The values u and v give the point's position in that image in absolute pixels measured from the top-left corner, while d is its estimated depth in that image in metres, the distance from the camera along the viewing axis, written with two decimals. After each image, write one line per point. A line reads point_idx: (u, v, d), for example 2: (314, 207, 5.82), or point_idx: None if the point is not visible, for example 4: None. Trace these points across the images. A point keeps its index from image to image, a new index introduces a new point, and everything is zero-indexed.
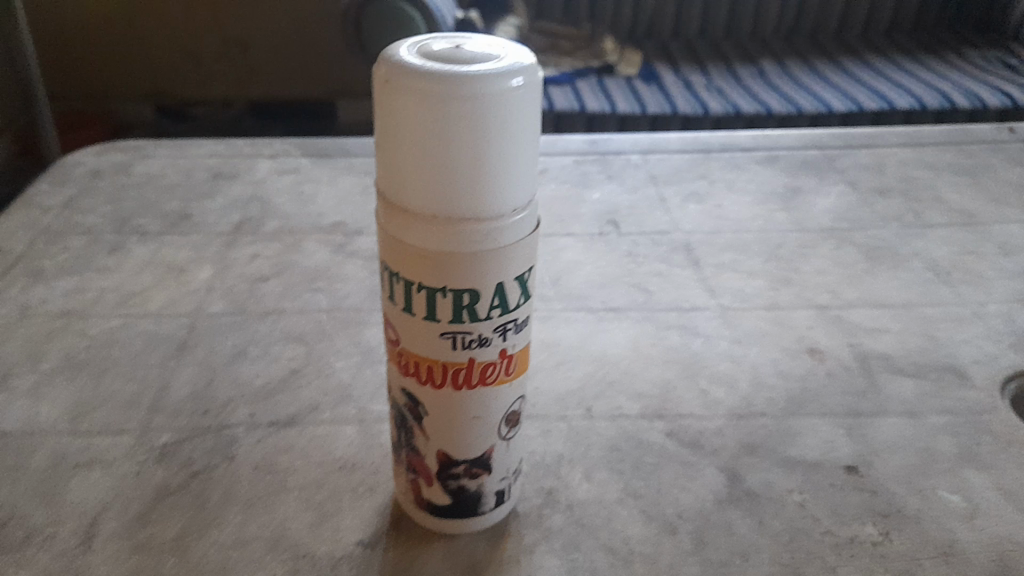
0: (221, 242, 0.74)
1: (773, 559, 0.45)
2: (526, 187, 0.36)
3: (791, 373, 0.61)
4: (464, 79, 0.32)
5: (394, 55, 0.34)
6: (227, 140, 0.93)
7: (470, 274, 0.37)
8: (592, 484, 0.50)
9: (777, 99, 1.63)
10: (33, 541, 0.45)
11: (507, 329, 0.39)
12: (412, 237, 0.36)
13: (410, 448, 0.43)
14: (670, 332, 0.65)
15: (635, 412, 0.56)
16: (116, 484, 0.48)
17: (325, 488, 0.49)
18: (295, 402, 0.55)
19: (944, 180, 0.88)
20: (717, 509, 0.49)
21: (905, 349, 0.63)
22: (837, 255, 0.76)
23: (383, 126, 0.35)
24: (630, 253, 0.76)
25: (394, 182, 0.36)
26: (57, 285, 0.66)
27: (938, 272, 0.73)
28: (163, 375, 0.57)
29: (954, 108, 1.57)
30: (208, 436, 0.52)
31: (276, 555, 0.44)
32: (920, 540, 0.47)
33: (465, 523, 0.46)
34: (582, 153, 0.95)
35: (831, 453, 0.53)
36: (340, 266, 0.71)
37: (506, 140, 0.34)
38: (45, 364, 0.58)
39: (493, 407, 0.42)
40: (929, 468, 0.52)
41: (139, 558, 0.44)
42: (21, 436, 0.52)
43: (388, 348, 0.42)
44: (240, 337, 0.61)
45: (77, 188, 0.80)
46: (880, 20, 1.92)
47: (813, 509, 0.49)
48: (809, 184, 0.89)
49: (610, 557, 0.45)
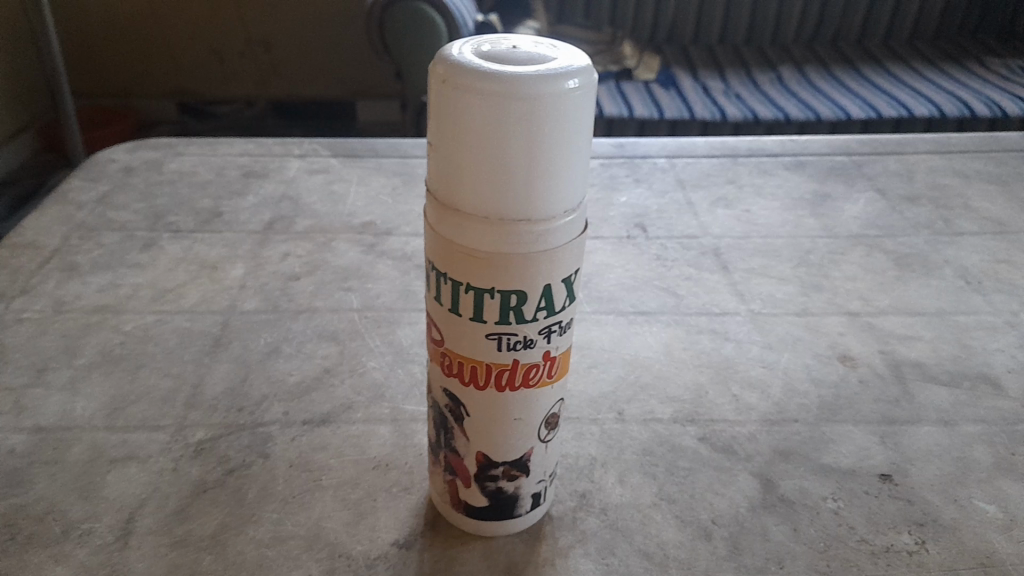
0: (253, 240, 0.74)
1: (809, 566, 0.45)
2: (577, 190, 0.36)
3: (825, 379, 0.60)
4: (523, 81, 0.32)
5: (450, 55, 0.34)
6: (257, 139, 0.93)
7: (519, 275, 0.37)
8: (625, 488, 0.50)
9: (796, 105, 1.62)
10: (72, 536, 0.45)
11: (551, 332, 0.39)
12: (462, 238, 0.36)
13: (449, 448, 0.43)
14: (701, 336, 0.65)
15: (668, 416, 0.56)
16: (153, 480, 0.49)
17: (361, 486, 0.49)
18: (329, 400, 0.56)
19: (975, 188, 0.88)
20: (752, 515, 0.48)
21: (937, 357, 0.63)
22: (867, 262, 0.76)
23: (437, 125, 0.35)
24: (659, 256, 0.76)
25: (446, 182, 0.36)
26: (92, 281, 0.67)
27: (970, 280, 0.72)
28: (199, 371, 0.57)
29: (975, 116, 1.56)
30: (244, 433, 0.52)
31: (313, 554, 0.44)
32: (957, 549, 0.46)
33: (500, 525, 0.45)
34: (609, 156, 0.95)
35: (865, 460, 0.53)
36: (371, 265, 0.71)
37: (560, 142, 0.34)
38: (81, 359, 0.58)
39: (535, 409, 0.42)
40: (965, 477, 0.51)
41: (177, 555, 0.44)
42: (58, 430, 0.52)
43: (430, 348, 0.42)
44: (274, 335, 0.62)
45: (110, 185, 0.81)
46: (901, 28, 1.91)
47: (849, 517, 0.48)
48: (838, 190, 0.88)
49: (646, 561, 0.45)
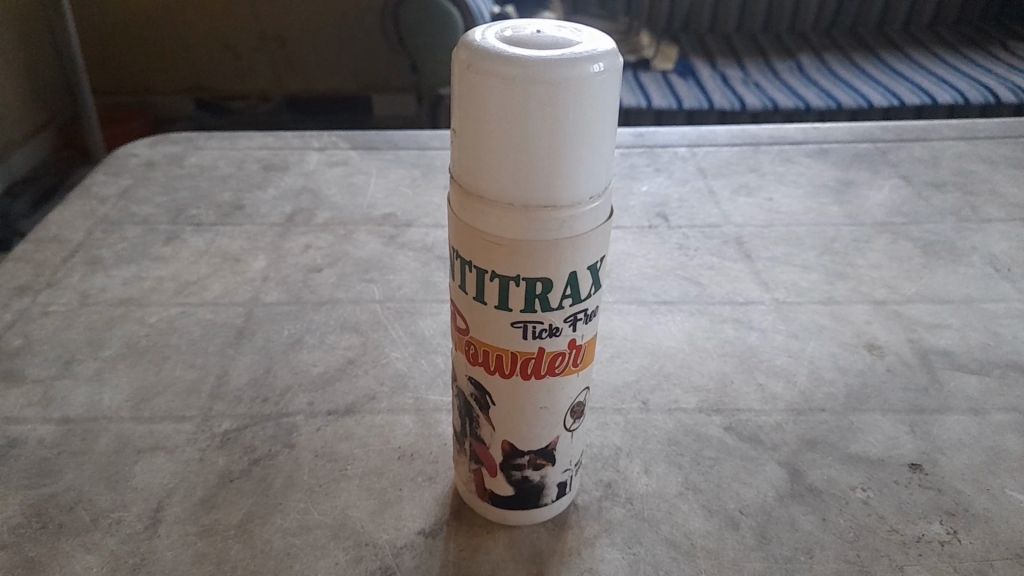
0: (275, 232, 0.74)
1: (839, 556, 0.44)
2: (602, 176, 0.36)
3: (850, 367, 0.60)
4: (548, 66, 0.32)
5: (474, 40, 0.34)
6: (275, 132, 0.93)
7: (545, 262, 0.36)
8: (651, 477, 0.50)
9: (816, 93, 1.60)
10: (101, 525, 0.45)
11: (577, 320, 0.39)
12: (487, 225, 0.36)
13: (474, 437, 0.43)
14: (724, 326, 0.65)
15: (693, 405, 0.56)
16: (179, 469, 0.49)
17: (386, 476, 0.49)
18: (353, 390, 0.56)
19: (1001, 174, 0.86)
20: (779, 504, 0.48)
21: (966, 345, 0.62)
22: (892, 250, 0.75)
23: (461, 112, 0.35)
24: (681, 246, 0.75)
25: (470, 169, 0.36)
26: (117, 275, 0.67)
27: (998, 268, 0.71)
28: (223, 362, 0.58)
29: (999, 103, 1.54)
30: (268, 423, 0.52)
31: (339, 543, 0.44)
32: (990, 540, 0.45)
33: (526, 514, 0.45)
34: (629, 146, 0.94)
35: (894, 450, 0.52)
36: (391, 256, 0.71)
37: (586, 128, 0.34)
38: (107, 351, 0.59)
39: (561, 397, 0.41)
40: (998, 467, 0.51)
41: (205, 544, 0.44)
42: (86, 421, 0.52)
43: (455, 336, 0.41)
44: (296, 326, 0.62)
45: (132, 179, 0.82)
46: (923, 13, 1.89)
47: (878, 506, 0.48)
48: (861, 177, 0.87)
49: (673, 550, 0.45)
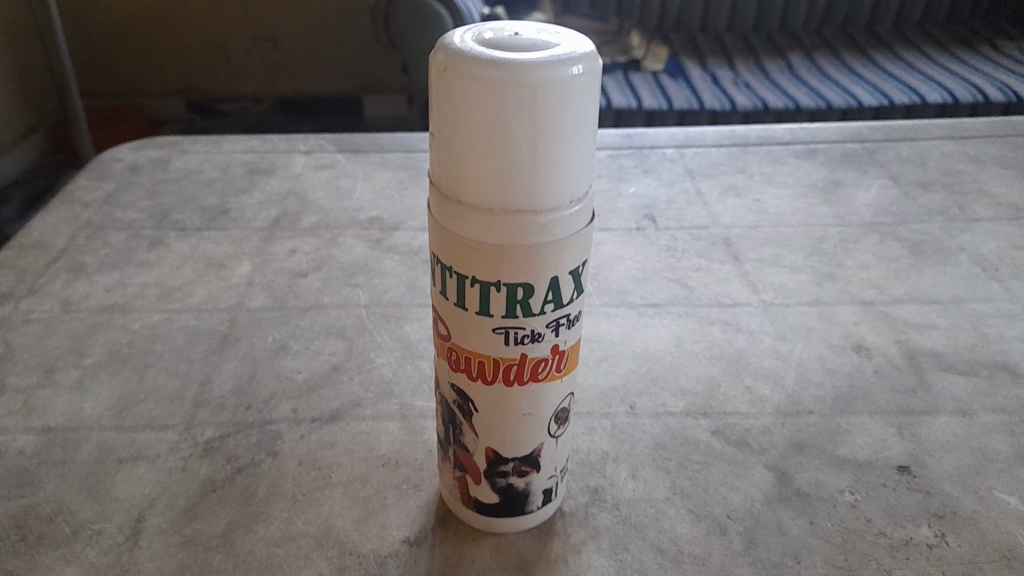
0: (260, 237, 0.74)
1: (827, 560, 0.44)
2: (583, 180, 0.36)
3: (839, 369, 0.60)
4: (526, 68, 0.32)
5: (452, 43, 0.34)
6: (262, 135, 0.93)
7: (526, 266, 0.36)
8: (637, 482, 0.49)
9: (806, 92, 1.60)
10: (81, 537, 0.45)
11: (560, 325, 0.39)
12: (468, 230, 0.36)
13: (458, 444, 0.43)
14: (713, 328, 0.64)
15: (680, 409, 0.55)
16: (161, 479, 0.48)
17: (371, 484, 0.48)
18: (338, 397, 0.55)
19: (989, 173, 0.86)
20: (767, 509, 0.48)
21: (954, 346, 0.62)
22: (881, 250, 0.75)
23: (440, 116, 0.34)
24: (669, 247, 0.75)
25: (449, 173, 0.35)
26: (99, 281, 0.67)
27: (986, 267, 0.71)
28: (207, 369, 0.57)
29: (988, 101, 1.54)
30: (252, 431, 0.52)
31: (322, 552, 0.44)
32: (978, 543, 0.45)
33: (511, 521, 0.45)
34: (618, 147, 0.93)
35: (881, 452, 0.52)
36: (378, 260, 0.71)
37: (566, 131, 0.33)
38: (89, 358, 0.58)
39: (544, 403, 0.41)
40: (986, 468, 0.50)
41: (186, 554, 0.44)
42: (67, 430, 0.52)
43: (437, 342, 0.41)
44: (281, 332, 0.61)
45: (116, 184, 0.81)
46: (912, 12, 1.89)
47: (866, 509, 0.48)
48: (850, 177, 0.87)
49: (659, 557, 0.44)
